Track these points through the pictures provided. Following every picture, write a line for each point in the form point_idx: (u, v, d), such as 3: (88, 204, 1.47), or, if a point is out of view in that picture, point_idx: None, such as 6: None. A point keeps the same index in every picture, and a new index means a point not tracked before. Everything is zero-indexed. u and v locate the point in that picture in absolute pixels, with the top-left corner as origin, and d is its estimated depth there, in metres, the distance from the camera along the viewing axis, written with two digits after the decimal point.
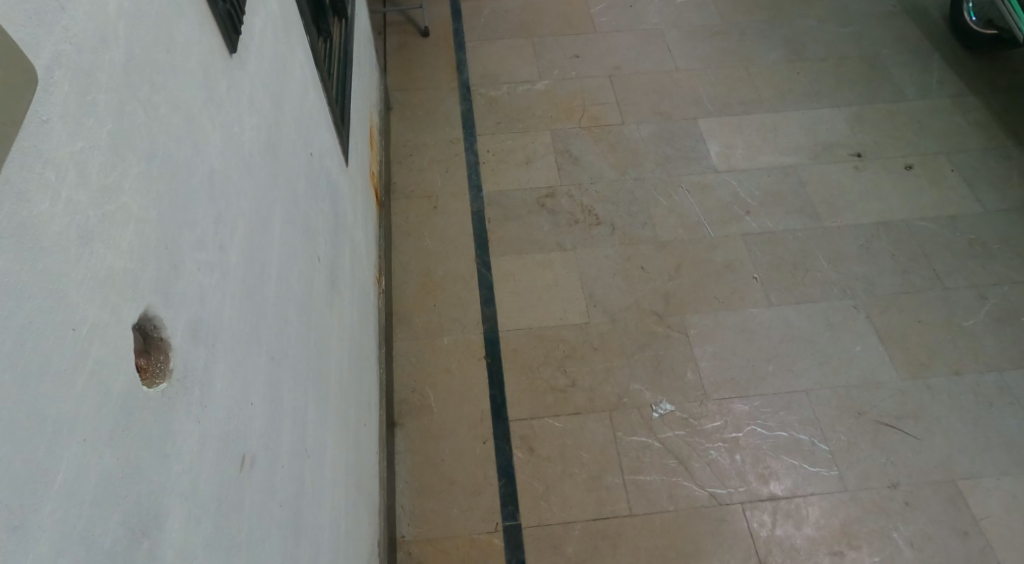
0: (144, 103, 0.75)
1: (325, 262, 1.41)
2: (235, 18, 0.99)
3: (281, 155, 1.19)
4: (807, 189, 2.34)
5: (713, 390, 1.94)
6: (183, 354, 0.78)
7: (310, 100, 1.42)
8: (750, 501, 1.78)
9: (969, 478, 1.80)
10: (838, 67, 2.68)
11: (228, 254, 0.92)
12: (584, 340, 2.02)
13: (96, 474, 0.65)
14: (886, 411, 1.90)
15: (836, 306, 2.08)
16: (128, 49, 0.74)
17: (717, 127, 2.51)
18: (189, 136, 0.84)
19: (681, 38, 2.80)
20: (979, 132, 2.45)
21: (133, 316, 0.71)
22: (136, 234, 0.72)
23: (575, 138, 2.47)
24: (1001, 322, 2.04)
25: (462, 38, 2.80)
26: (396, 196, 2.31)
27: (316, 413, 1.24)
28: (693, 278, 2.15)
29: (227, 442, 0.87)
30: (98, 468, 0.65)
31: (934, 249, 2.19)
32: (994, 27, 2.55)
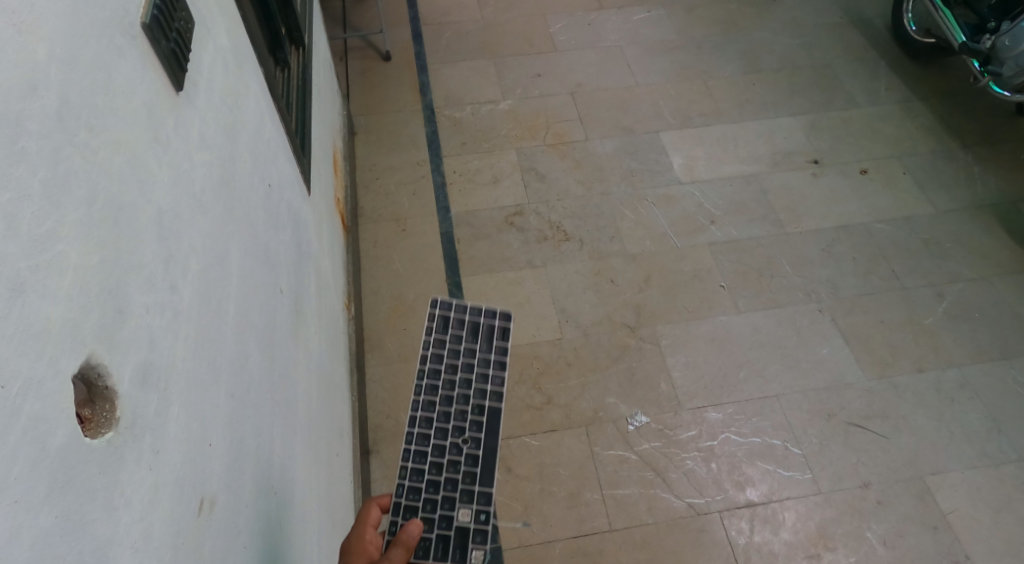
0: (82, 149, 0.75)
1: (288, 293, 1.40)
2: (179, 56, 0.98)
3: (236, 189, 1.18)
4: (769, 197, 2.37)
5: (687, 400, 1.95)
6: (131, 401, 0.78)
7: (266, 131, 1.42)
8: (728, 508, 1.79)
9: (936, 474, 1.83)
10: (792, 76, 2.72)
11: (181, 294, 0.91)
12: (558, 356, 2.03)
13: (32, 537, 0.65)
14: (854, 412, 1.92)
15: (802, 310, 2.11)
16: (62, 96, 0.74)
17: (679, 139, 2.53)
18: (134, 177, 0.84)
19: (640, 53, 2.82)
20: (927, 136, 2.50)
21: (73, 367, 0.71)
22: (76, 281, 0.72)
23: (540, 155, 2.49)
24: (958, 318, 2.08)
25: (424, 62, 2.79)
26: (363, 220, 2.31)
27: (283, 446, 1.24)
28: (663, 289, 2.16)
29: (184, 486, 0.86)
30: (34, 529, 0.65)
31: (892, 250, 2.22)
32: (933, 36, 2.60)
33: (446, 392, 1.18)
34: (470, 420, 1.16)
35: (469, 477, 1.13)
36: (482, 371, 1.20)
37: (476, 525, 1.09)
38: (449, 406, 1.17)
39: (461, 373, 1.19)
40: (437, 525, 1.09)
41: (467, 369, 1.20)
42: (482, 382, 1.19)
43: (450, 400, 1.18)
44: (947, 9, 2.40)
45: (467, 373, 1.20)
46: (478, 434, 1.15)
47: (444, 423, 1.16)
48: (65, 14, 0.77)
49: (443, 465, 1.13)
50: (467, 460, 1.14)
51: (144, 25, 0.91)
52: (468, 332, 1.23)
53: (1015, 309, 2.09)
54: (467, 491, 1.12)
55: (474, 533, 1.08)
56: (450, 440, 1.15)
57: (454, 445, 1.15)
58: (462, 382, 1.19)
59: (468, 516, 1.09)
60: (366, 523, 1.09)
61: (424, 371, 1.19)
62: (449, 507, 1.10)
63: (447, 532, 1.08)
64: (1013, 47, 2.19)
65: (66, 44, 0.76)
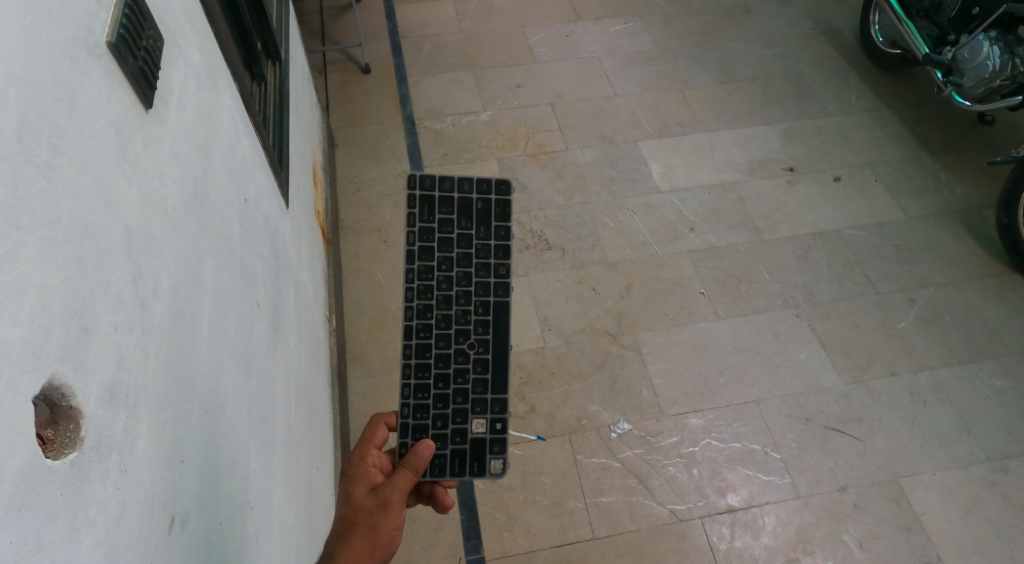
0: (44, 170, 0.76)
1: (265, 306, 1.40)
2: (149, 75, 0.98)
3: (211, 204, 1.17)
4: (746, 204, 2.39)
5: (668, 407, 1.96)
6: (96, 421, 0.78)
7: (243, 145, 1.41)
8: (709, 514, 1.80)
9: (911, 476, 1.85)
10: (767, 86, 2.75)
11: (151, 312, 0.91)
12: (540, 364, 2.03)
13: None
14: (832, 416, 1.94)
15: (780, 316, 2.13)
16: (21, 119, 0.75)
17: (657, 148, 2.55)
18: (100, 197, 0.84)
19: (618, 64, 2.84)
20: (897, 144, 2.54)
21: (33, 388, 0.72)
22: (36, 302, 0.73)
23: (521, 166, 2.50)
24: (929, 322, 2.11)
25: (404, 74, 2.79)
26: (345, 232, 2.31)
27: (261, 460, 1.24)
28: (643, 297, 2.17)
29: (153, 504, 0.86)
30: None
31: (866, 255, 2.25)
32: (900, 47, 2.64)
33: (441, 294, 1.32)
34: (474, 321, 1.32)
35: (480, 383, 1.32)
36: (478, 260, 1.33)
37: (493, 436, 1.32)
38: (448, 307, 1.32)
39: (455, 269, 1.33)
40: (450, 440, 1.31)
41: (464, 262, 1.33)
42: (481, 275, 1.33)
43: (447, 302, 1.32)
44: (911, 22, 2.41)
45: (462, 267, 1.33)
46: (484, 336, 1.32)
47: (445, 327, 1.31)
48: (24, 38, 0.77)
49: (448, 376, 1.31)
50: (475, 366, 1.32)
51: (110, 44, 0.91)
52: (457, 210, 1.34)
53: (983, 312, 2.12)
54: (480, 400, 1.32)
55: (490, 442, 1.32)
56: (455, 346, 1.31)
57: (460, 351, 1.32)
58: (459, 276, 1.33)
59: (482, 427, 1.32)
60: (399, 491, 1.24)
61: (414, 270, 1.32)
62: (460, 421, 1.31)
63: (462, 448, 1.31)
64: (972, 59, 2.23)
65: (25, 67, 0.77)
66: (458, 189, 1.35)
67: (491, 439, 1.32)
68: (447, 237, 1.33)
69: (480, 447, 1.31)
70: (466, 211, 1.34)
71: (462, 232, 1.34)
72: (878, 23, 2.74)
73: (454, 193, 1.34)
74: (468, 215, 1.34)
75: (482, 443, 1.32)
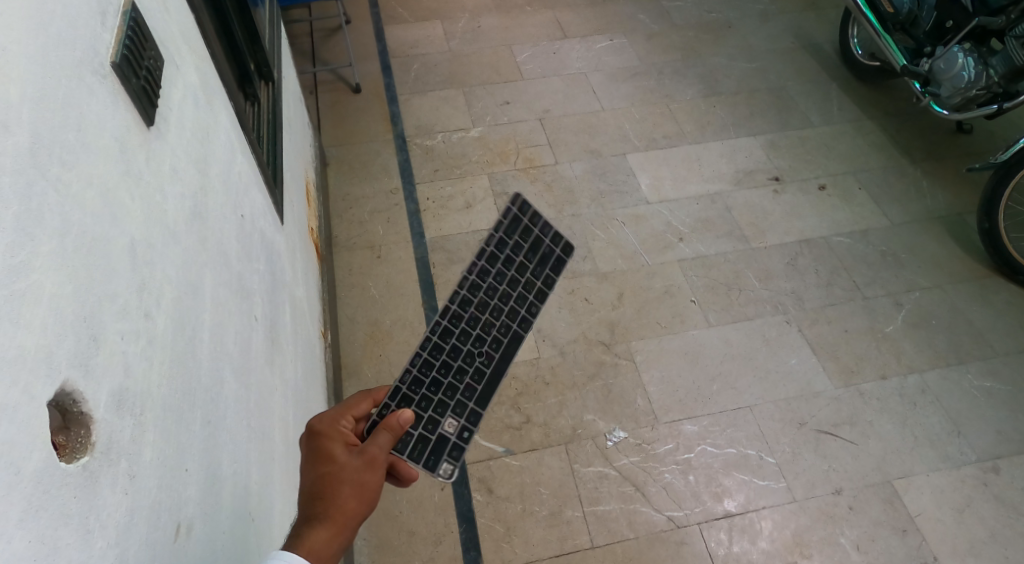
0: (55, 183, 0.78)
1: (263, 321, 1.42)
2: (150, 94, 1.00)
3: (209, 220, 1.19)
4: (734, 214, 2.43)
5: (662, 414, 1.98)
6: (106, 426, 0.80)
7: (239, 163, 1.43)
8: (706, 520, 1.82)
9: (904, 478, 1.87)
10: (751, 98, 2.80)
11: (155, 322, 0.93)
12: (535, 375, 2.05)
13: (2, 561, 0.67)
14: (824, 420, 1.97)
15: (770, 323, 2.15)
16: (34, 133, 0.77)
17: (645, 160, 2.59)
18: (107, 210, 0.86)
19: (604, 79, 2.88)
20: (881, 152, 2.58)
21: (48, 394, 0.74)
22: (50, 309, 0.75)
23: (511, 180, 2.53)
24: (916, 325, 2.14)
25: (394, 92, 2.82)
26: (339, 249, 2.33)
27: (260, 471, 1.25)
28: (635, 306, 2.20)
29: (160, 512, 0.88)
30: (7, 554, 0.67)
31: (852, 262, 2.28)
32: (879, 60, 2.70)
33: (484, 298, 1.28)
34: (493, 339, 1.28)
35: (470, 390, 1.25)
36: (521, 288, 1.32)
37: (458, 441, 1.23)
38: (483, 315, 1.28)
39: (504, 286, 1.30)
40: (421, 424, 1.21)
41: (511, 283, 1.31)
42: (517, 301, 1.31)
43: (484, 310, 1.28)
44: (889, 35, 2.46)
45: (507, 286, 1.31)
46: (494, 352, 1.27)
47: (470, 331, 1.27)
48: (36, 57, 0.80)
49: (450, 370, 1.24)
50: (473, 374, 1.26)
51: (115, 64, 0.93)
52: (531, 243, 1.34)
53: (969, 315, 2.15)
54: (461, 403, 1.24)
55: (451, 446, 1.23)
56: (468, 347, 1.26)
57: (469, 356, 1.26)
58: (501, 293, 1.30)
59: (453, 429, 1.23)
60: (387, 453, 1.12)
61: (477, 268, 1.28)
62: (439, 412, 1.23)
63: (427, 436, 1.21)
64: (948, 70, 2.27)
65: (37, 83, 0.79)
66: (540, 226, 1.34)
67: (452, 443, 1.23)
68: (509, 259, 1.31)
69: (442, 445, 1.22)
70: (539, 249, 1.34)
71: (523, 261, 1.32)
72: (858, 37, 2.81)
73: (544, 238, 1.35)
74: (534, 250, 1.34)
75: (443, 442, 1.23)
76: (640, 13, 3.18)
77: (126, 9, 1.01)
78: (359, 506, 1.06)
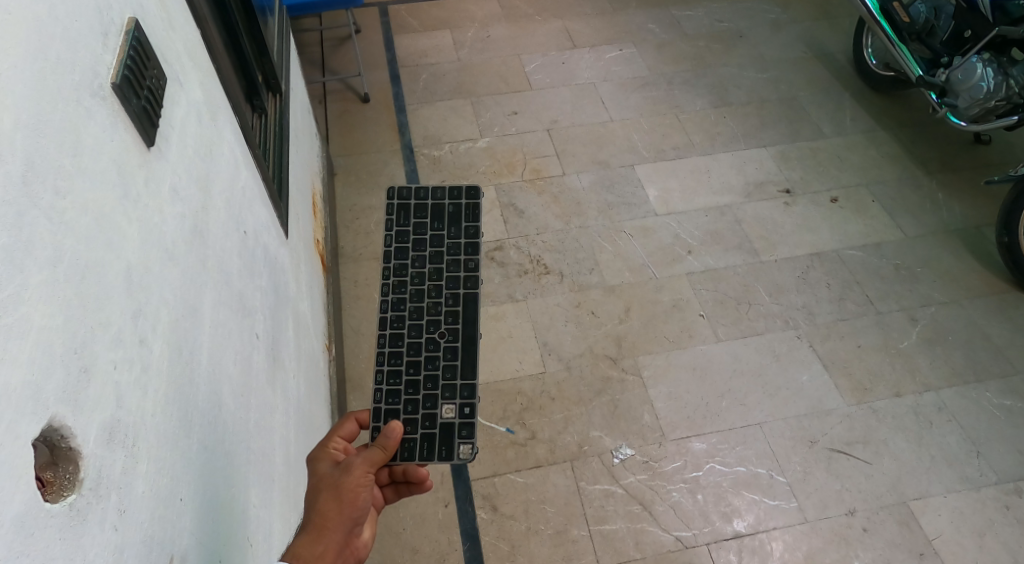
0: (46, 212, 0.75)
1: (265, 338, 1.39)
2: (151, 113, 0.97)
3: (210, 238, 1.16)
4: (743, 226, 2.39)
5: (671, 431, 1.95)
6: (96, 461, 0.77)
7: (243, 179, 1.40)
8: (715, 540, 1.78)
9: (920, 499, 1.83)
10: (761, 109, 2.77)
11: (151, 349, 0.90)
12: (541, 391, 2.01)
13: None
14: (837, 438, 1.93)
15: (781, 338, 2.12)
16: (26, 161, 0.74)
17: (653, 172, 2.56)
18: (102, 236, 0.83)
19: (613, 90, 2.85)
20: (894, 164, 2.55)
21: (33, 431, 0.71)
22: (38, 343, 0.72)
23: (519, 191, 2.49)
24: (932, 342, 2.10)
25: (402, 102, 2.79)
26: (344, 260, 2.30)
27: (260, 494, 1.22)
28: (642, 320, 2.16)
29: (152, 546, 0.84)
30: None
31: (865, 276, 2.25)
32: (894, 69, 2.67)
33: (414, 288, 1.35)
34: (444, 312, 1.33)
35: (450, 369, 1.30)
36: (448, 258, 1.38)
37: (463, 419, 1.27)
38: (420, 299, 1.34)
39: (428, 266, 1.37)
40: (421, 425, 1.27)
41: (435, 259, 1.37)
42: (450, 269, 1.37)
43: (419, 296, 1.35)
44: (904, 44, 2.41)
45: (434, 264, 1.37)
46: (455, 325, 1.32)
47: (417, 317, 1.33)
48: (32, 81, 0.77)
49: (419, 363, 1.31)
50: (445, 354, 1.31)
51: (116, 85, 0.90)
52: (430, 214, 1.41)
53: (987, 331, 2.11)
54: (449, 386, 1.29)
55: (458, 428, 1.27)
56: (426, 335, 1.32)
57: (431, 340, 1.32)
58: (431, 272, 1.37)
59: (452, 413, 1.28)
60: (368, 459, 1.12)
61: (391, 267, 1.37)
62: (429, 405, 1.28)
63: (430, 432, 1.27)
64: (966, 80, 2.23)
65: (31, 108, 0.76)
66: (431, 197, 1.42)
67: (459, 423, 1.28)
68: (421, 240, 1.38)
69: (450, 432, 1.27)
70: (438, 214, 1.41)
71: (437, 232, 1.39)
72: (872, 47, 2.78)
73: (427, 201, 1.42)
74: (443, 219, 1.41)
75: (450, 429, 1.27)
76: (650, 23, 3.15)
77: (128, 28, 0.98)
78: (341, 510, 1.05)
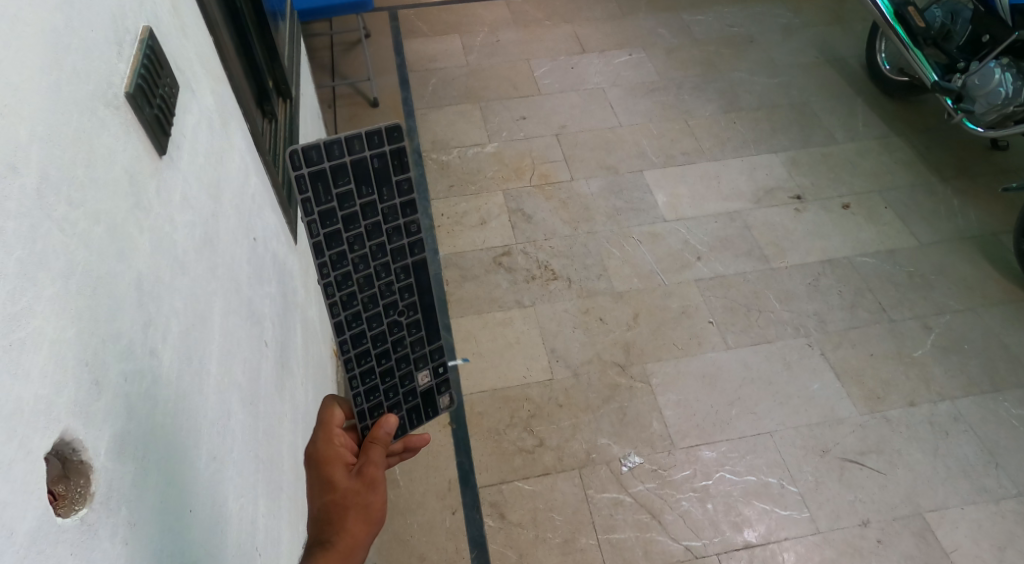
0: (60, 223, 0.74)
1: (272, 346, 1.37)
2: (164, 122, 0.96)
3: (220, 245, 1.14)
4: (753, 232, 2.37)
5: (680, 439, 1.93)
6: (106, 475, 0.76)
7: (252, 185, 1.38)
8: (726, 550, 1.76)
9: (935, 510, 1.81)
10: (771, 115, 2.75)
11: (160, 360, 0.88)
12: (549, 398, 2.00)
13: None
14: (849, 447, 1.91)
15: (792, 345, 2.10)
16: (42, 172, 0.73)
17: (662, 177, 2.54)
18: (113, 246, 0.82)
19: (623, 95, 2.84)
20: (906, 170, 2.53)
21: (45, 446, 0.69)
22: (52, 356, 0.71)
23: (528, 196, 2.48)
24: (946, 350, 2.08)
25: (411, 106, 2.78)
26: None
27: (268, 504, 1.20)
28: (651, 327, 2.14)
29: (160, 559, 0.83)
30: None
31: (877, 283, 2.23)
32: (907, 75, 2.66)
33: (362, 276, 1.05)
34: (399, 290, 1.10)
35: (419, 342, 1.14)
36: (388, 228, 1.06)
37: (438, 379, 1.17)
38: (372, 286, 1.07)
39: (369, 246, 1.05)
40: (404, 405, 1.14)
41: (375, 234, 1.05)
42: (393, 241, 1.07)
43: (370, 282, 1.06)
44: (919, 49, 2.39)
45: (374, 240, 1.05)
46: (411, 298, 1.11)
47: (374, 307, 1.08)
48: (48, 90, 0.76)
49: (388, 350, 1.11)
50: (409, 330, 1.13)
51: (130, 95, 0.89)
52: (352, 177, 1.02)
53: (1004, 340, 2.09)
54: (420, 357, 1.15)
55: (437, 387, 1.17)
56: (388, 321, 1.10)
57: (394, 322, 1.11)
58: (373, 251, 1.06)
59: (427, 378, 1.16)
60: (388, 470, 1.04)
61: (328, 262, 1.02)
62: (407, 383, 1.14)
63: (415, 403, 1.15)
64: (983, 86, 2.22)
65: (47, 118, 0.74)
66: (345, 151, 1.00)
67: (435, 384, 1.17)
68: (351, 215, 1.02)
69: (431, 396, 1.17)
70: (362, 174, 1.02)
71: (366, 201, 1.03)
72: (885, 52, 2.76)
73: (343, 158, 1.00)
74: (367, 178, 1.03)
75: (428, 393, 1.17)
76: (659, 28, 3.14)
77: (142, 37, 0.97)
78: (370, 532, 1.00)
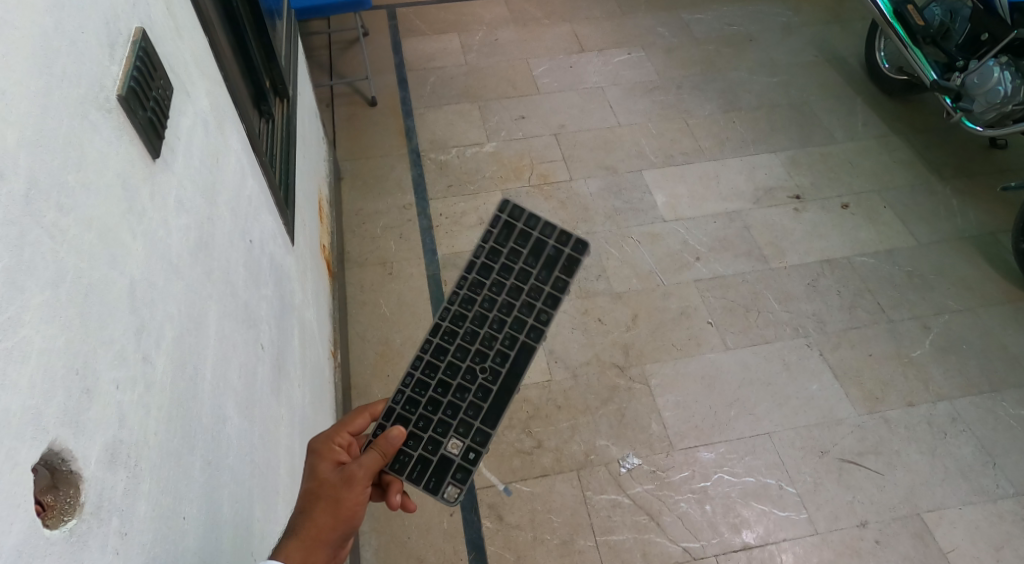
0: (49, 229, 0.74)
1: (269, 348, 1.37)
2: (158, 126, 0.95)
3: (215, 249, 1.14)
4: (752, 232, 2.37)
5: (678, 440, 1.92)
6: (97, 483, 0.75)
7: (248, 187, 1.38)
8: (724, 552, 1.76)
9: (934, 511, 1.81)
10: (771, 114, 2.74)
11: (153, 365, 0.88)
12: (547, 399, 1.99)
13: None
14: (847, 448, 1.90)
15: (791, 346, 2.09)
16: (29, 178, 0.72)
17: (661, 177, 2.54)
18: (105, 251, 0.81)
19: (622, 94, 2.83)
20: (906, 170, 2.52)
21: (33, 456, 0.69)
22: (39, 365, 0.70)
23: (526, 196, 2.47)
24: (945, 350, 2.07)
25: (409, 106, 2.78)
26: (350, 265, 2.28)
27: (264, 508, 1.20)
28: (650, 328, 2.14)
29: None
30: None
31: (876, 284, 2.22)
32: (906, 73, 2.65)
33: (478, 310, 1.24)
34: (495, 349, 1.22)
35: (473, 407, 1.20)
36: (525, 298, 1.25)
37: (462, 462, 1.17)
38: (479, 327, 1.24)
39: (502, 297, 1.25)
40: (422, 445, 1.18)
41: (513, 295, 1.25)
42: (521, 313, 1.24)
43: (480, 320, 1.24)
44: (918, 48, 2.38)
45: (510, 297, 1.25)
46: (496, 364, 1.21)
47: (467, 342, 1.23)
48: (38, 95, 0.75)
49: (450, 386, 1.21)
50: (477, 391, 1.21)
51: (122, 97, 0.88)
52: (529, 247, 1.27)
53: (1003, 340, 2.09)
54: (463, 424, 1.19)
55: (455, 468, 1.17)
56: (468, 361, 1.22)
57: (470, 368, 1.22)
58: (501, 307, 1.25)
59: (456, 449, 1.18)
60: (370, 471, 1.07)
61: (467, 281, 1.26)
62: (439, 432, 1.19)
63: (428, 457, 1.18)
64: (982, 84, 2.22)
65: (38, 124, 0.74)
66: (541, 231, 1.28)
67: (457, 465, 1.18)
68: (507, 269, 1.26)
69: (445, 466, 1.17)
70: (536, 251, 1.27)
71: (524, 268, 1.26)
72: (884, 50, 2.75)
73: (534, 232, 1.28)
74: (540, 257, 1.27)
75: (448, 464, 1.18)
76: (659, 27, 3.13)
77: (135, 39, 0.96)
78: (335, 526, 1.02)
